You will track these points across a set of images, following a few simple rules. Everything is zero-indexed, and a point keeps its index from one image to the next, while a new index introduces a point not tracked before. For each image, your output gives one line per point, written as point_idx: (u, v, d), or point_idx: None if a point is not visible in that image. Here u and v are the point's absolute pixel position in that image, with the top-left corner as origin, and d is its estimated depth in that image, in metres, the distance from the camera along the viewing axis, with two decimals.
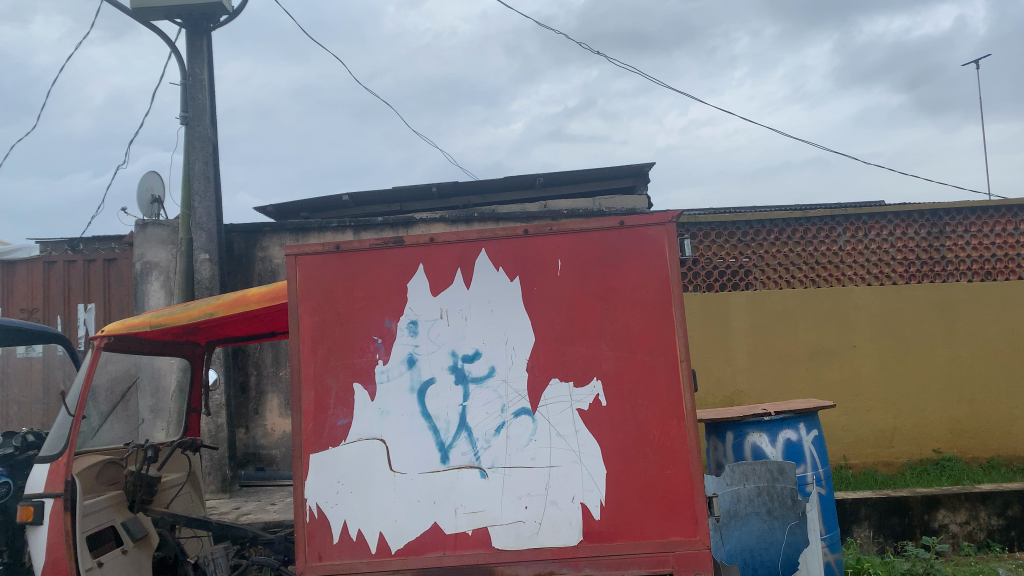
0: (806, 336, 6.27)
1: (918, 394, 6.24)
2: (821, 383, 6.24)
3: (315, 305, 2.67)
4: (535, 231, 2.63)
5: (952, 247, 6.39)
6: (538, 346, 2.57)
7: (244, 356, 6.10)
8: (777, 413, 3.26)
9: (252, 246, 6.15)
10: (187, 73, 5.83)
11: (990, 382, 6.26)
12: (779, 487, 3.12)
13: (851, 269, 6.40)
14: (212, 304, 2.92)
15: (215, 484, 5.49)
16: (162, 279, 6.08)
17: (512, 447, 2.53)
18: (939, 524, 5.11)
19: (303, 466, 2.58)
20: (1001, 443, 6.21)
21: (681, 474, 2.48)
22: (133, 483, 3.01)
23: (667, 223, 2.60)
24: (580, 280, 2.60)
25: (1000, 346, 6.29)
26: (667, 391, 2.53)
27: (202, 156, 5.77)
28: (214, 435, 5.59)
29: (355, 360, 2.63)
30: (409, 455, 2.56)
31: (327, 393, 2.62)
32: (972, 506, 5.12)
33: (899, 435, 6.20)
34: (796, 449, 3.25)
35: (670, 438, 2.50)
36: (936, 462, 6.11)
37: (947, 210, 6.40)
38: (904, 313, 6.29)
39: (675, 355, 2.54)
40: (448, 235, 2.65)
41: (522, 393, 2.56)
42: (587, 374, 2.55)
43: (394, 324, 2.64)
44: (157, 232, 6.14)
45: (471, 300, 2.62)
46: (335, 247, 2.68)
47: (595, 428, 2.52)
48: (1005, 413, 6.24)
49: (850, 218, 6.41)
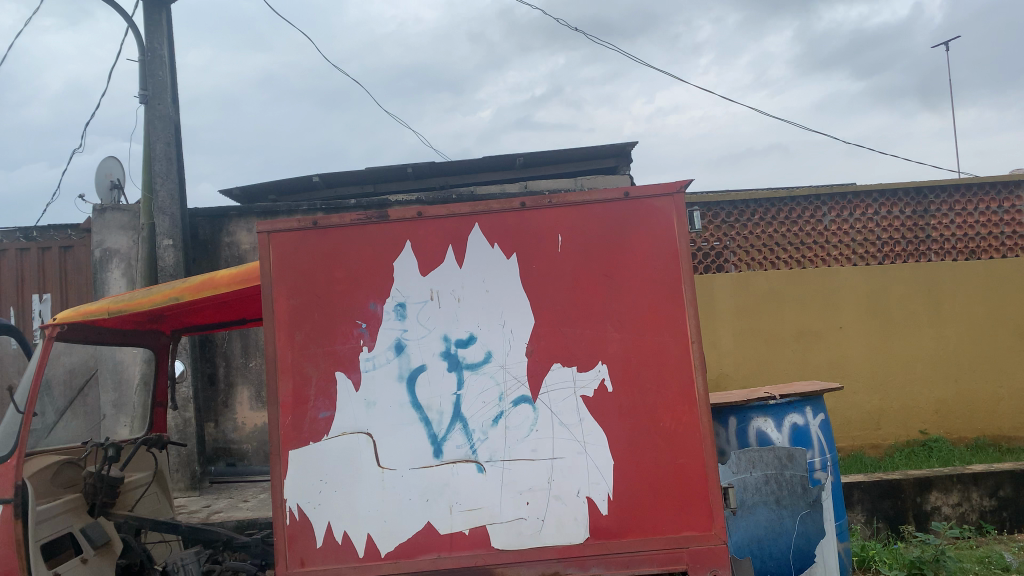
0: (792, 318, 6.15)
1: (904, 375, 6.16)
2: (808, 365, 6.13)
3: (292, 288, 2.44)
4: (533, 204, 2.42)
5: (937, 226, 6.29)
6: (538, 329, 2.37)
7: (211, 346, 5.80)
8: (783, 396, 3.07)
9: (219, 231, 5.85)
10: (146, 49, 5.48)
11: (976, 362, 6.19)
12: (789, 475, 2.98)
13: (836, 250, 6.28)
14: (178, 287, 2.64)
15: (183, 481, 5.26)
16: (123, 267, 5.76)
17: (512, 439, 2.33)
18: (932, 507, 5.02)
19: (282, 463, 2.35)
20: (988, 423, 6.15)
21: (695, 465, 2.30)
22: (92, 484, 2.77)
23: (675, 193, 2.40)
24: (581, 256, 2.40)
25: (985, 325, 6.22)
26: (680, 375, 2.34)
27: (164, 136, 5.45)
28: (181, 430, 5.29)
29: (337, 347, 2.41)
30: (399, 450, 2.35)
31: (307, 382, 2.40)
32: (964, 487, 5.03)
33: (886, 416, 6.12)
34: (803, 434, 3.08)
35: (682, 426, 2.32)
36: (923, 443, 6.03)
37: (932, 188, 6.29)
38: (891, 292, 6.18)
39: (686, 336, 2.35)
40: (438, 209, 2.44)
41: (521, 380, 2.35)
42: (591, 358, 2.35)
43: (380, 307, 2.41)
44: (117, 218, 5.81)
45: (464, 280, 2.40)
46: (313, 224, 2.45)
47: (601, 417, 2.33)
48: (991, 393, 6.17)
49: (834, 197, 6.29)
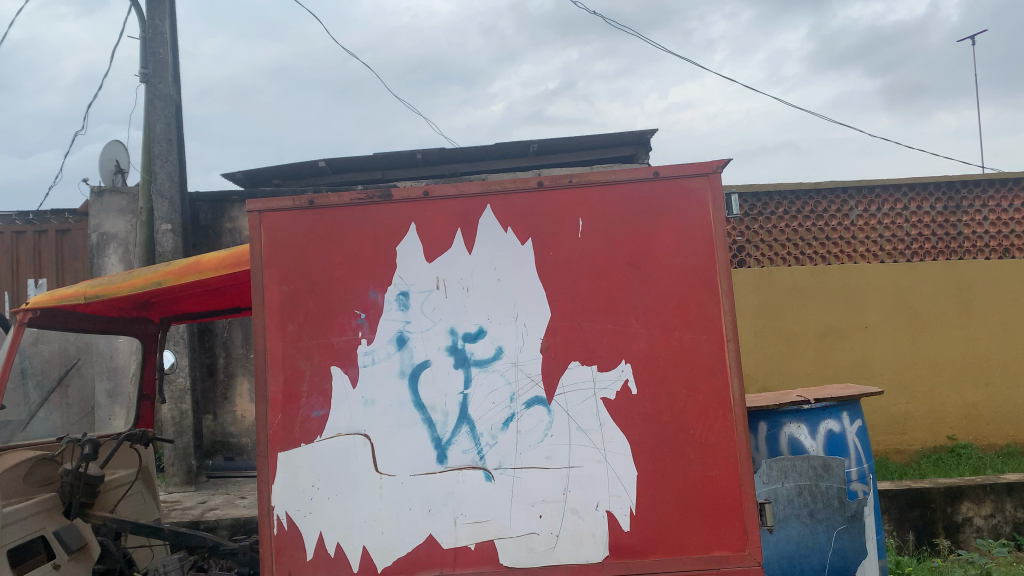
0: (815, 316, 5.89)
1: (932, 377, 5.89)
2: (831, 366, 5.87)
3: (283, 273, 2.21)
4: (551, 183, 2.18)
5: (969, 223, 6.00)
6: (555, 323, 2.13)
7: (211, 336, 5.59)
8: (818, 401, 2.88)
9: (220, 217, 5.64)
10: (146, 25, 5.21)
11: (1007, 366, 5.92)
12: (824, 487, 2.72)
13: (863, 246, 5.99)
14: (160, 270, 2.43)
15: (178, 476, 5.04)
16: (121, 252, 5.57)
17: (524, 445, 2.10)
18: (963, 518, 4.76)
19: (270, 466, 2.13)
20: (1017, 429, 5.88)
21: (727, 476, 2.08)
22: (69, 484, 2.52)
23: (711, 174, 2.17)
24: (605, 242, 2.16)
25: (1018, 326, 5.94)
26: (712, 375, 2.11)
27: (164, 116, 5.22)
28: (177, 423, 5.08)
29: (333, 339, 2.18)
30: (399, 454, 2.12)
31: (299, 378, 2.17)
32: (997, 498, 4.77)
33: (913, 420, 5.85)
34: (839, 442, 2.87)
35: (713, 433, 2.09)
36: (951, 450, 5.77)
37: (965, 183, 5.99)
38: (919, 290, 5.91)
39: (719, 334, 2.12)
40: (446, 187, 2.20)
41: (535, 380, 2.12)
42: (614, 356, 2.12)
43: (380, 295, 2.18)
44: (114, 201, 5.61)
45: (475, 268, 2.17)
46: (308, 203, 2.22)
47: (624, 421, 2.10)
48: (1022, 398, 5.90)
49: (862, 190, 6.00)
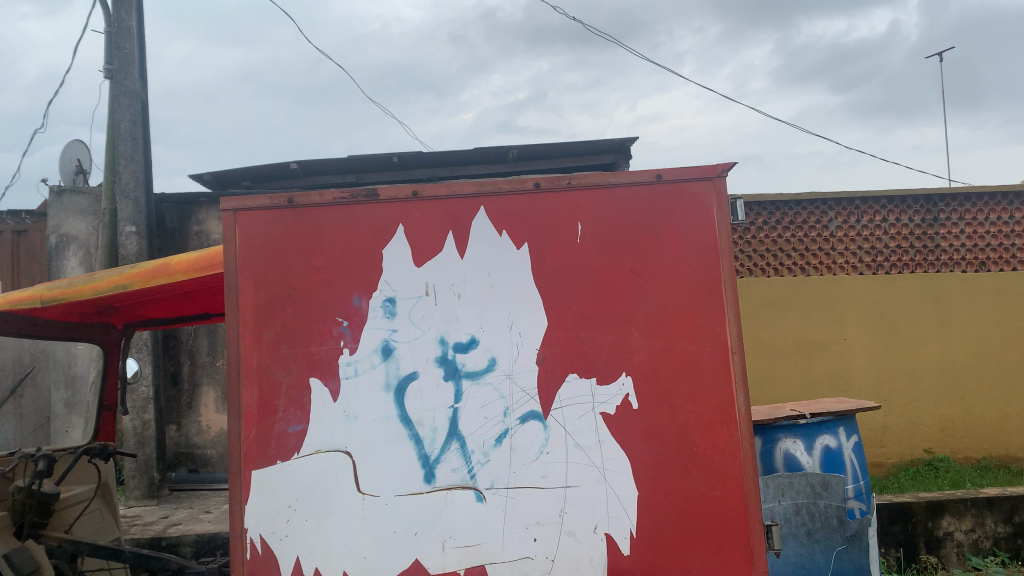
0: (795, 327, 5.84)
1: (909, 390, 5.86)
2: (810, 378, 5.82)
3: (260, 277, 2.06)
4: (548, 185, 2.06)
5: (947, 236, 5.98)
6: (552, 333, 2.01)
7: (176, 343, 5.37)
8: (814, 415, 2.78)
9: (187, 220, 5.44)
10: (111, 18, 5.00)
11: (982, 380, 5.89)
12: (822, 505, 2.63)
13: (842, 257, 5.96)
14: (126, 273, 2.27)
15: (140, 489, 4.81)
16: (81, 255, 5.34)
17: (517, 463, 1.96)
18: (944, 533, 4.69)
19: (244, 485, 1.99)
20: (992, 442, 5.87)
21: (732, 497, 1.97)
22: (20, 502, 2.34)
23: (716, 177, 2.07)
24: (604, 248, 2.04)
25: (994, 340, 5.92)
26: (717, 390, 2.00)
27: (130, 114, 5.00)
28: (140, 433, 4.85)
29: (313, 348, 2.03)
30: (382, 474, 1.98)
31: (275, 391, 2.02)
32: (978, 512, 4.71)
33: (890, 433, 5.81)
34: (836, 458, 2.77)
35: (718, 451, 1.98)
36: (927, 463, 5.73)
37: (943, 196, 5.97)
38: (897, 303, 5.88)
39: (724, 346, 2.01)
40: (437, 187, 2.07)
41: (530, 394, 1.99)
42: (614, 368, 2.00)
43: (364, 302, 2.04)
44: (76, 201, 5.37)
45: (467, 274, 2.03)
46: (288, 201, 2.08)
47: (624, 438, 1.97)
48: (998, 411, 5.88)
49: (842, 202, 5.96)
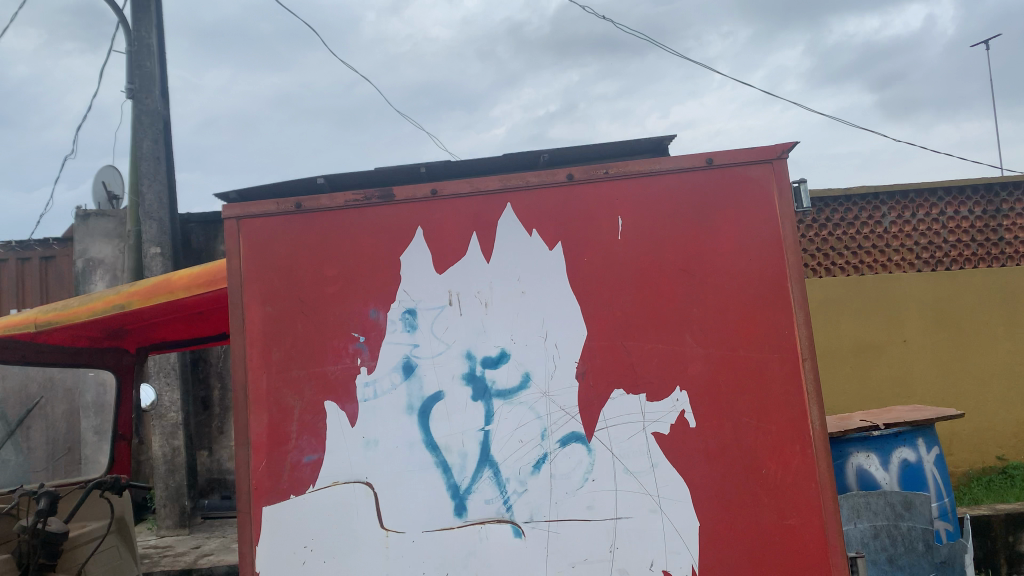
0: (847, 330, 4.85)
1: (976, 397, 4.83)
2: (868, 390, 4.81)
3: (266, 291, 1.86)
4: (583, 176, 1.83)
5: (1011, 228, 4.96)
6: (594, 343, 1.77)
7: (205, 366, 5.22)
8: (890, 427, 2.51)
9: (213, 239, 5.31)
10: (131, 37, 4.87)
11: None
12: (905, 528, 2.35)
13: (897, 255, 4.93)
14: (124, 292, 2.14)
15: (171, 518, 4.65)
16: (108, 279, 5.24)
17: (559, 492, 1.73)
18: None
19: (254, 525, 1.78)
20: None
21: (810, 525, 1.71)
22: (25, 543, 2.09)
23: (776, 160, 1.82)
24: (650, 244, 1.80)
25: None
26: (786, 403, 1.74)
27: (152, 133, 4.88)
28: (169, 460, 4.68)
29: (326, 368, 1.82)
30: (407, 508, 1.75)
31: (286, 417, 1.81)
32: None
33: (957, 440, 4.81)
34: (916, 473, 2.51)
35: (791, 473, 1.72)
36: (1002, 471, 4.73)
37: (1003, 183, 4.95)
38: (961, 297, 4.85)
39: (792, 352, 1.76)
40: (458, 184, 1.85)
41: (570, 413, 1.75)
42: (666, 381, 1.75)
43: (382, 314, 1.82)
44: (101, 225, 5.29)
45: (494, 279, 1.81)
46: (294, 206, 1.88)
47: (681, 461, 1.73)
48: None
49: (894, 194, 4.94)
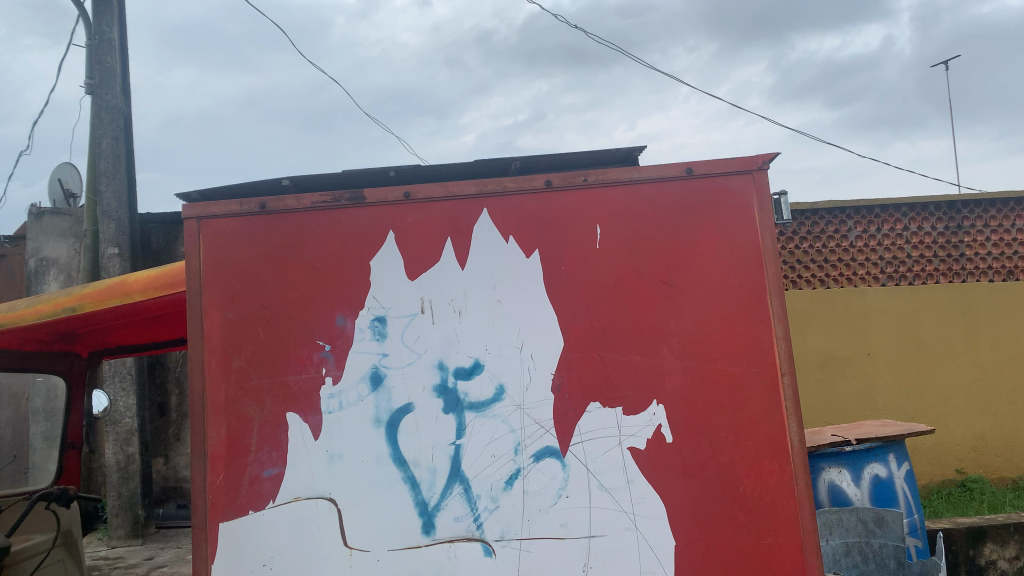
0: (813, 343, 4.68)
1: (937, 410, 4.65)
2: (832, 404, 4.64)
3: (227, 296, 1.78)
4: (561, 182, 1.78)
5: (972, 245, 4.81)
6: (569, 355, 1.71)
7: (162, 371, 5.03)
8: (862, 442, 2.51)
9: (174, 241, 5.16)
10: (92, 30, 4.70)
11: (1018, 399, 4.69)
12: (877, 545, 2.33)
13: (862, 269, 4.79)
14: (75, 294, 2.03)
15: (123, 528, 4.48)
16: (62, 279, 5.06)
17: (532, 509, 1.67)
18: (986, 564, 3.46)
19: (210, 542, 1.69)
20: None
21: (787, 544, 1.67)
22: None
23: (756, 170, 1.78)
24: (629, 253, 1.75)
25: None
26: (765, 419, 1.70)
27: (112, 130, 4.73)
28: (123, 467, 4.51)
29: (289, 378, 1.74)
30: (373, 525, 1.68)
31: (246, 428, 1.73)
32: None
33: (918, 453, 4.61)
34: (886, 489, 2.51)
35: (769, 491, 1.68)
36: (961, 485, 4.54)
37: (966, 201, 4.82)
38: (923, 310, 4.70)
39: (771, 367, 1.72)
40: (433, 188, 1.78)
41: (545, 426, 1.69)
42: (643, 394, 1.70)
43: (348, 322, 1.75)
44: (56, 223, 5.11)
45: (468, 288, 1.75)
46: (259, 207, 1.80)
47: (657, 477, 1.68)
48: None
49: (860, 209, 4.81)
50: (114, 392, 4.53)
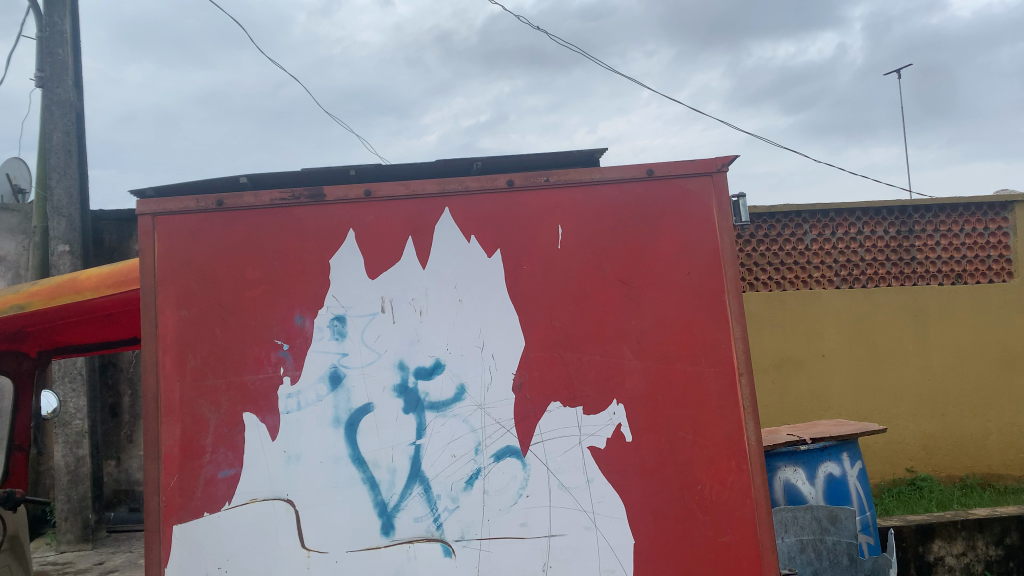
0: (770, 343, 4.75)
1: (889, 410, 4.75)
2: (787, 404, 4.71)
3: (183, 294, 1.74)
4: (522, 182, 1.78)
5: (923, 248, 4.90)
6: (530, 355, 1.71)
7: (115, 371, 4.91)
8: (817, 441, 2.56)
9: (127, 238, 5.05)
10: (43, 22, 4.57)
11: (966, 400, 4.80)
12: (830, 542, 2.37)
13: (818, 272, 4.88)
14: (24, 292, 1.98)
15: (72, 532, 4.36)
16: (10, 277, 4.92)
17: (492, 509, 1.67)
18: (934, 560, 3.54)
19: (163, 545, 1.66)
20: (977, 460, 4.78)
21: (744, 543, 1.70)
22: None
23: (715, 173, 1.80)
24: (590, 253, 1.76)
25: (976, 357, 4.83)
26: (722, 419, 1.72)
27: (63, 125, 4.61)
28: (72, 470, 4.39)
29: (246, 378, 1.71)
30: (330, 527, 1.66)
31: (202, 429, 1.70)
32: (970, 535, 3.57)
33: (870, 452, 4.71)
34: (840, 487, 2.57)
35: (727, 489, 1.70)
36: (911, 483, 4.64)
37: (917, 206, 4.91)
38: (876, 312, 4.80)
39: (728, 367, 1.74)
40: (394, 186, 1.77)
41: (505, 426, 1.69)
42: (604, 394, 1.71)
43: (308, 321, 1.73)
44: (3, 219, 4.97)
45: (429, 287, 1.74)
46: (217, 203, 1.77)
47: (617, 477, 1.69)
48: (979, 428, 4.79)
49: (815, 213, 4.89)
50: (63, 393, 4.42)
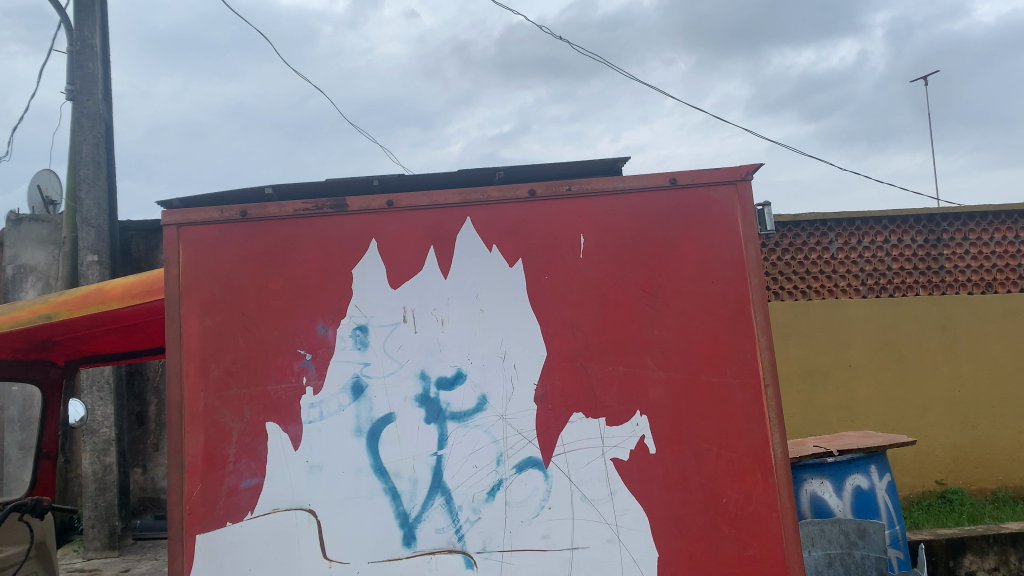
0: (796, 353, 4.69)
1: (918, 421, 4.67)
2: (813, 414, 4.65)
3: (207, 303, 1.76)
4: (545, 192, 1.77)
5: (951, 257, 4.82)
6: (551, 365, 1.70)
7: (141, 381, 4.98)
8: (843, 452, 2.53)
9: (154, 248, 5.11)
10: (73, 37, 4.64)
11: (996, 410, 4.71)
12: (858, 556, 2.33)
13: (844, 281, 4.80)
14: (52, 302, 2.00)
15: (99, 539, 4.39)
16: (40, 286, 4.98)
17: (514, 521, 1.65)
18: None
19: (187, 553, 1.67)
20: (1009, 473, 4.69)
21: (770, 557, 1.67)
22: None
23: (739, 181, 1.79)
24: (612, 263, 1.75)
25: (1006, 367, 4.74)
26: (747, 430, 1.70)
27: (92, 137, 4.68)
28: (100, 477, 4.43)
29: (269, 388, 1.72)
30: (351, 537, 1.66)
31: (224, 439, 1.70)
32: (1002, 549, 3.49)
33: (899, 463, 4.63)
34: (868, 501, 2.53)
35: (752, 502, 1.68)
36: (940, 496, 4.56)
37: (945, 215, 4.83)
38: (905, 322, 4.72)
39: (754, 376, 1.72)
40: (416, 197, 1.77)
41: (528, 437, 1.68)
42: (627, 405, 1.69)
43: (330, 331, 1.73)
44: (34, 230, 5.06)
45: (450, 296, 1.73)
46: (241, 214, 1.78)
47: (640, 489, 1.67)
48: (1010, 439, 4.70)
49: (841, 221, 4.83)
50: (91, 402, 4.47)
